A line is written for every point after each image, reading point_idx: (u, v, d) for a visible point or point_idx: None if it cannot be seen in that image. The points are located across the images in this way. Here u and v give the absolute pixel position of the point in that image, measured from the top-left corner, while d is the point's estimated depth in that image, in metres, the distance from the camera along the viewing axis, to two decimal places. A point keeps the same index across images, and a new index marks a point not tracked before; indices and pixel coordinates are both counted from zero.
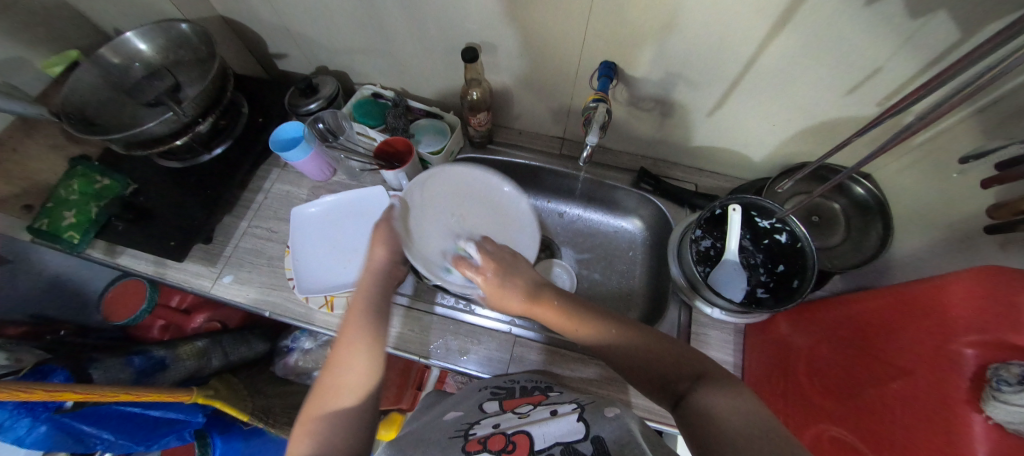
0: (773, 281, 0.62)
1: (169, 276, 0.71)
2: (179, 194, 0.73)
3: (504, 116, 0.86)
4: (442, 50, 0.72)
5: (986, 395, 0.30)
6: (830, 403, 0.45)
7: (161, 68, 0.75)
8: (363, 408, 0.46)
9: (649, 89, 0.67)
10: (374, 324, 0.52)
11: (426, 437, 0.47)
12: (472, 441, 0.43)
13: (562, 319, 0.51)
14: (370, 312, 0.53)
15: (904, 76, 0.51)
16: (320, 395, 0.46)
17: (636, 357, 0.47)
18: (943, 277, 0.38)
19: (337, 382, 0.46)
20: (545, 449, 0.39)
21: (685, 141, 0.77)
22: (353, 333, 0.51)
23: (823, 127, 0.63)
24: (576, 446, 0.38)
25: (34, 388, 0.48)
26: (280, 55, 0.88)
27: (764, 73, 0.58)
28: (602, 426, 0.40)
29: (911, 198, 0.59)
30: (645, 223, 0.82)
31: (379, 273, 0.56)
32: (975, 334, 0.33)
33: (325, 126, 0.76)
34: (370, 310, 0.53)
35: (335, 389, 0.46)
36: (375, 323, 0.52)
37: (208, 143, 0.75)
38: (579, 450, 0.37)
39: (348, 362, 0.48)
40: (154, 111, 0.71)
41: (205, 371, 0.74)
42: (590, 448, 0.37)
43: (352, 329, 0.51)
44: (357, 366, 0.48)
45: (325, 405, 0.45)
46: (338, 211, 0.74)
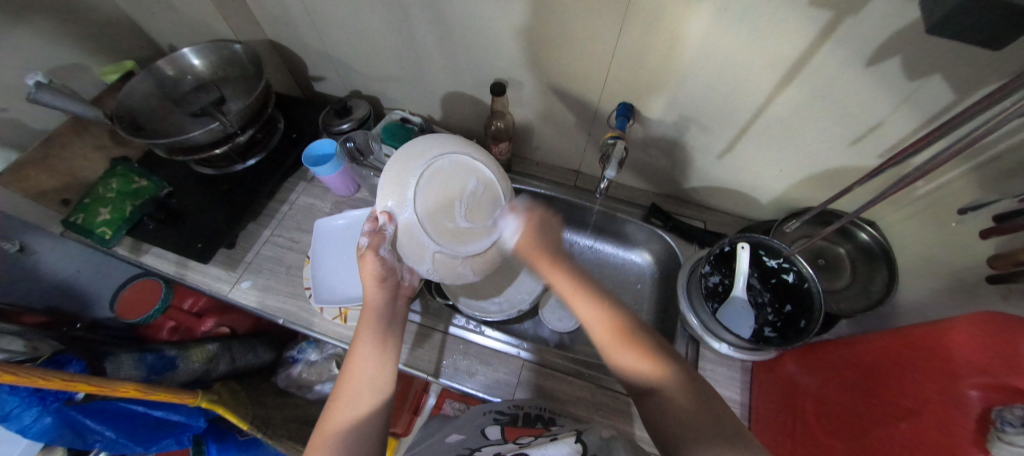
0: (780, 321, 0.63)
1: (189, 277, 0.73)
2: (210, 200, 0.76)
3: (523, 148, 0.90)
4: (471, 83, 0.78)
5: (991, 435, 0.31)
6: (835, 442, 0.45)
7: (209, 82, 0.81)
8: (372, 425, 0.48)
9: (663, 129, 0.72)
10: (381, 337, 0.54)
11: None
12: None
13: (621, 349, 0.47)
14: (381, 326, 0.55)
15: (904, 132, 0.55)
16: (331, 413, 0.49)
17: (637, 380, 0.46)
18: (945, 322, 0.40)
19: (349, 397, 0.49)
20: None
21: (695, 181, 0.81)
22: (360, 351, 0.52)
23: (828, 175, 0.67)
24: None
25: (50, 376, 0.48)
26: (318, 78, 0.95)
27: (771, 122, 0.62)
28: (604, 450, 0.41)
29: (914, 247, 0.61)
30: (654, 257, 0.85)
31: (383, 302, 0.56)
32: (980, 376, 0.34)
33: (354, 145, 0.80)
34: (376, 324, 0.54)
35: (346, 405, 0.48)
36: (387, 338, 0.54)
37: (243, 155, 0.79)
38: None
39: (361, 375, 0.50)
40: (199, 121, 0.76)
41: (211, 375, 0.74)
42: None
43: (360, 351, 0.52)
44: (370, 384, 0.50)
45: (336, 423, 0.47)
46: (359, 226, 0.77)
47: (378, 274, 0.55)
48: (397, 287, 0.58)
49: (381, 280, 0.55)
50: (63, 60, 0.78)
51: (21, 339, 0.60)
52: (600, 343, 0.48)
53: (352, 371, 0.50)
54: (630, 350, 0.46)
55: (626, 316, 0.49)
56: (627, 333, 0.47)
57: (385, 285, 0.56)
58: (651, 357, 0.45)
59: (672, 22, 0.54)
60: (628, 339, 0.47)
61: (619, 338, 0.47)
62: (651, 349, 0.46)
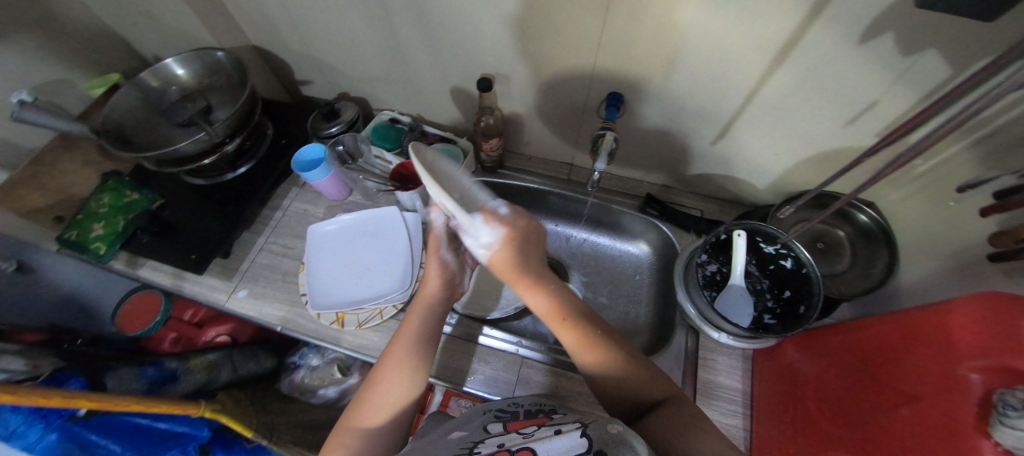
0: (779, 307, 0.62)
1: (186, 288, 0.73)
2: (203, 211, 0.76)
3: (515, 143, 0.89)
4: (458, 79, 0.77)
5: (993, 420, 0.30)
6: (838, 430, 0.44)
7: (195, 92, 0.80)
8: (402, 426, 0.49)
9: (655, 118, 0.71)
10: (428, 341, 0.54)
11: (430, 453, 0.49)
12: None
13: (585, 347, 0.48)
14: (427, 329, 0.54)
15: (900, 110, 0.54)
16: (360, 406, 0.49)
17: (641, 394, 0.46)
18: (945, 303, 0.39)
19: (385, 388, 0.49)
20: None
21: (690, 168, 0.79)
22: (403, 349, 0.52)
23: (825, 157, 0.66)
24: None
25: (51, 395, 0.49)
26: (305, 82, 0.94)
27: (765, 105, 0.61)
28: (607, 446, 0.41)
29: (915, 227, 0.60)
30: (652, 247, 0.84)
31: (437, 298, 0.57)
32: (982, 359, 0.34)
33: (344, 148, 0.80)
34: (423, 327, 0.54)
35: (382, 403, 0.49)
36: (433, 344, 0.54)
37: (233, 163, 0.79)
38: None
39: (399, 374, 0.50)
40: (186, 131, 0.75)
41: (213, 384, 0.74)
42: None
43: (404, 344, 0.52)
44: (410, 380, 0.50)
45: (366, 419, 0.48)
46: (352, 230, 0.77)
47: (442, 271, 0.57)
48: (454, 289, 0.59)
49: (445, 280, 0.57)
50: (48, 75, 0.77)
51: (21, 358, 0.61)
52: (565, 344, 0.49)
53: (394, 359, 0.51)
54: (569, 333, 0.49)
55: (569, 303, 0.50)
56: (586, 333, 0.48)
57: (444, 288, 0.58)
58: (596, 348, 0.48)
59: (656, 7, 0.52)
60: (577, 332, 0.49)
61: (579, 336, 0.48)
62: (593, 335, 0.48)
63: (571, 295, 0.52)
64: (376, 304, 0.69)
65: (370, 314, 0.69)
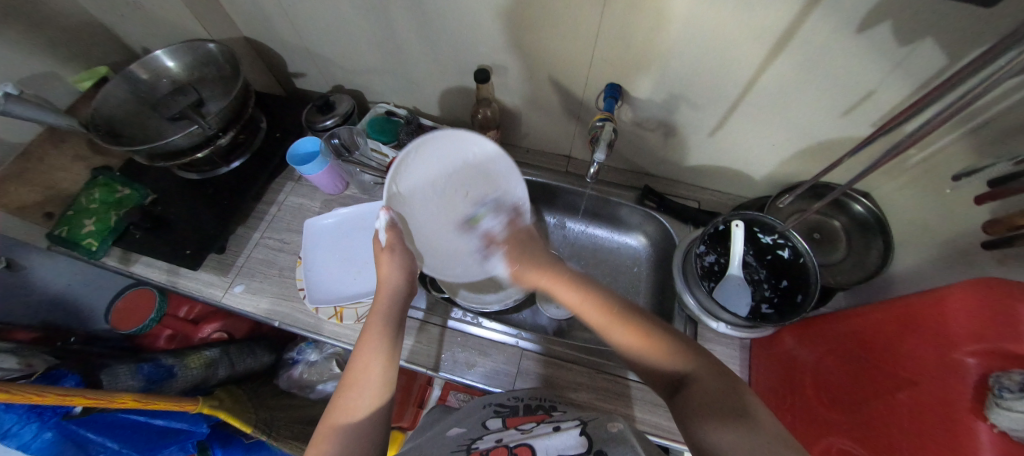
0: (776, 296, 0.63)
1: (182, 284, 0.72)
2: (196, 205, 0.75)
3: (512, 135, 0.89)
4: (455, 71, 0.76)
5: (990, 404, 0.31)
6: (836, 415, 0.45)
7: (186, 84, 0.78)
8: (378, 418, 0.47)
9: (653, 110, 0.71)
10: (391, 331, 0.53)
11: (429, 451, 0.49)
12: (474, 453, 0.46)
13: (629, 337, 0.47)
14: (390, 319, 0.54)
15: (896, 99, 0.54)
16: (336, 404, 0.48)
17: (657, 368, 0.45)
18: (939, 288, 0.40)
19: (355, 390, 0.48)
20: None
21: (688, 160, 0.79)
22: (368, 341, 0.51)
23: (821, 148, 0.66)
24: None
25: (45, 392, 0.48)
26: (298, 74, 0.92)
27: (762, 96, 0.61)
28: (607, 441, 0.41)
29: (909, 216, 0.60)
30: (649, 239, 0.84)
31: (400, 290, 0.56)
32: (978, 343, 0.34)
33: (339, 141, 0.79)
34: (387, 318, 0.54)
35: (357, 394, 0.48)
36: (396, 334, 0.53)
37: (226, 157, 0.78)
38: None
39: (369, 364, 0.49)
40: (178, 124, 0.74)
41: (211, 381, 0.74)
42: None
43: (370, 342, 0.51)
44: (379, 374, 0.49)
45: (342, 414, 0.46)
46: (349, 223, 0.76)
47: (405, 264, 0.56)
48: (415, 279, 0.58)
49: (408, 272, 0.57)
50: (33, 68, 0.75)
51: (14, 357, 0.60)
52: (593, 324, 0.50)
53: (361, 359, 0.50)
54: (620, 329, 0.48)
55: (617, 300, 0.50)
56: (616, 316, 0.49)
57: (406, 274, 0.57)
58: (659, 344, 0.45)
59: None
60: (632, 325, 0.47)
61: (624, 331, 0.47)
62: (646, 327, 0.47)
63: (614, 291, 0.52)
64: (374, 298, 0.68)
65: (368, 308, 0.69)
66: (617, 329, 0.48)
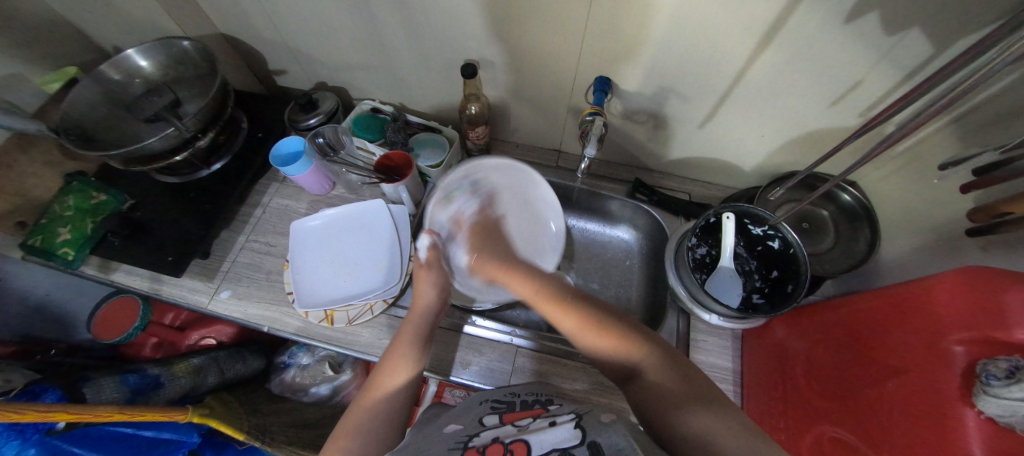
0: (767, 287, 0.63)
1: (165, 292, 0.70)
2: (177, 209, 0.72)
3: (501, 130, 0.87)
4: (441, 65, 0.74)
5: (977, 391, 0.32)
6: (827, 404, 0.46)
7: (160, 84, 0.75)
8: (398, 422, 0.49)
9: (643, 102, 0.70)
10: (418, 346, 0.55)
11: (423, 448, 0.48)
12: (470, 448, 0.45)
13: (589, 331, 0.46)
14: (420, 335, 0.56)
15: (883, 89, 0.54)
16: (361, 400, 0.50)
17: (615, 360, 0.45)
18: (928, 277, 0.40)
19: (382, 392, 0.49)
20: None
21: (678, 152, 0.79)
22: (398, 351, 0.53)
23: (809, 138, 0.66)
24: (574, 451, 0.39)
25: (25, 408, 0.46)
26: (279, 72, 0.89)
27: (751, 88, 0.60)
28: (599, 433, 0.41)
29: (896, 204, 0.61)
30: (641, 233, 0.84)
31: (433, 308, 0.58)
32: (965, 332, 0.34)
33: (324, 140, 0.77)
34: (417, 332, 0.56)
35: (381, 397, 0.49)
36: (423, 350, 0.55)
37: (207, 159, 0.75)
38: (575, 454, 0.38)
39: (397, 373, 0.51)
40: (154, 127, 0.71)
41: (200, 388, 0.72)
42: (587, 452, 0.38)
43: (399, 349, 0.54)
44: (402, 386, 0.51)
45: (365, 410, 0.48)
46: (337, 224, 0.75)
47: (438, 280, 0.59)
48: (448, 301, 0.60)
49: (442, 289, 0.59)
50: None
51: None
52: (566, 330, 0.48)
53: (390, 364, 0.52)
54: (569, 315, 0.48)
55: (558, 286, 0.51)
56: (575, 308, 0.48)
57: (443, 294, 0.59)
58: (622, 341, 0.45)
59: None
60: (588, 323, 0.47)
61: (579, 319, 0.47)
62: (593, 316, 0.47)
63: (553, 278, 0.52)
64: (365, 300, 0.67)
65: (359, 310, 0.68)
66: (566, 317, 0.48)
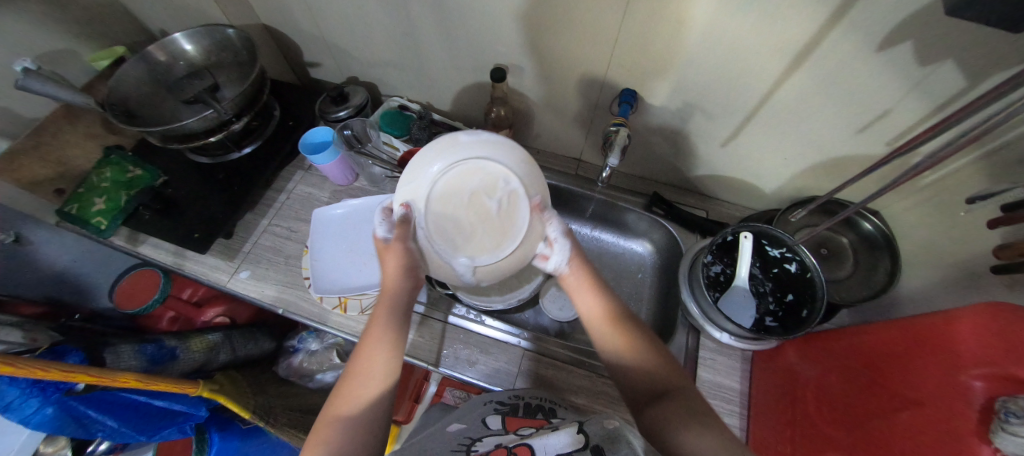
0: (781, 311, 0.63)
1: (187, 267, 0.73)
2: (206, 189, 0.75)
3: (523, 135, 0.89)
4: (471, 68, 0.76)
5: (993, 427, 0.31)
6: (836, 432, 0.45)
7: (202, 68, 0.79)
8: (381, 414, 0.46)
9: (667, 117, 0.71)
10: (396, 328, 0.53)
11: (429, 446, 0.50)
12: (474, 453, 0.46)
13: (628, 343, 0.49)
14: (394, 316, 0.53)
15: (911, 120, 0.54)
16: (340, 393, 0.47)
17: (642, 380, 0.46)
18: (950, 311, 0.39)
19: (363, 376, 0.48)
20: None
21: (698, 169, 0.79)
22: (374, 335, 0.51)
23: (832, 164, 0.66)
24: None
25: (49, 367, 0.49)
26: (313, 64, 0.92)
27: (778, 110, 0.61)
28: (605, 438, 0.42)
29: (918, 237, 0.60)
30: (655, 247, 0.85)
31: (402, 291, 0.55)
32: (985, 367, 0.34)
33: (351, 133, 0.79)
34: (392, 315, 0.53)
35: (362, 382, 0.47)
36: (401, 326, 0.53)
37: (239, 142, 0.78)
38: None
39: (374, 356, 0.49)
40: (193, 108, 0.74)
41: (212, 364, 0.74)
42: None
43: (376, 330, 0.51)
44: (381, 366, 0.49)
45: (346, 402, 0.46)
46: (358, 215, 0.76)
47: (405, 262, 0.55)
48: (419, 279, 0.57)
49: (406, 269, 0.55)
50: (50, 45, 0.75)
51: (19, 331, 0.60)
52: (610, 348, 0.49)
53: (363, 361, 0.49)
54: (616, 331, 0.50)
55: (618, 304, 0.53)
56: (616, 316, 0.51)
57: (410, 275, 0.56)
58: (625, 336, 0.49)
59: (676, 9, 0.52)
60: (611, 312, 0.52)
61: (621, 335, 0.49)
62: (633, 331, 0.50)
63: (617, 297, 0.54)
64: (380, 290, 0.68)
65: (373, 300, 0.69)
66: (620, 330, 0.50)
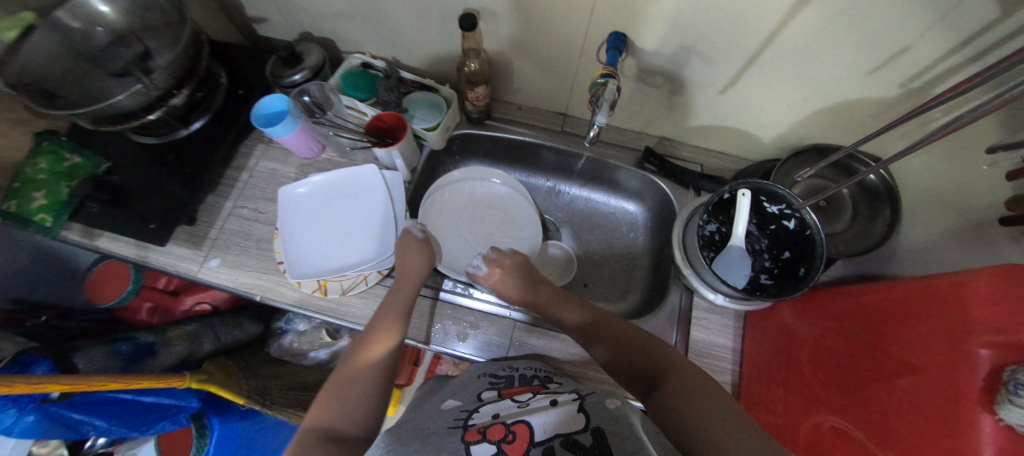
0: (777, 267, 0.61)
1: (152, 259, 0.68)
2: (156, 172, 0.68)
3: (503, 91, 0.80)
4: (437, 15, 0.66)
5: (1001, 397, 0.30)
6: (834, 393, 0.45)
7: (127, 34, 0.68)
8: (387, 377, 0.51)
9: (661, 64, 0.63)
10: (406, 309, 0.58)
11: (425, 425, 0.51)
12: (472, 430, 0.47)
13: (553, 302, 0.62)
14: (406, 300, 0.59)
15: (932, 57, 0.47)
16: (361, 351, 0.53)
17: (636, 363, 0.50)
18: (961, 273, 0.36)
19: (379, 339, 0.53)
20: (545, 441, 0.42)
21: (695, 120, 0.73)
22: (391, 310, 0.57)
23: (839, 109, 0.60)
24: (578, 437, 0.42)
25: (15, 381, 0.46)
26: (259, 19, 0.79)
27: (783, 50, 0.54)
28: (603, 418, 0.44)
29: (924, 186, 0.57)
30: (648, 205, 0.80)
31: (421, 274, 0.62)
32: (995, 335, 0.32)
33: (311, 99, 0.72)
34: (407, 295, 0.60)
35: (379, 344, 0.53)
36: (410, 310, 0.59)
37: (185, 118, 0.69)
38: (579, 441, 0.41)
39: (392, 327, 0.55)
40: (124, 82, 0.65)
41: (198, 354, 0.73)
42: (590, 439, 0.41)
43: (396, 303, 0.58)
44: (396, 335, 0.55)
45: (363, 359, 0.51)
46: (328, 191, 0.70)
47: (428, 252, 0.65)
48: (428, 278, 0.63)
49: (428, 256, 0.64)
50: None
51: None
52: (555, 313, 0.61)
53: (385, 320, 0.56)
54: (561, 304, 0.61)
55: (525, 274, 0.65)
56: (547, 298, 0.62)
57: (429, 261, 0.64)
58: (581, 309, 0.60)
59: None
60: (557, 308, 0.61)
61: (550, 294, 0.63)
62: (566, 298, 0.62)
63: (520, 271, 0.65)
64: (360, 271, 0.65)
65: (353, 280, 0.66)
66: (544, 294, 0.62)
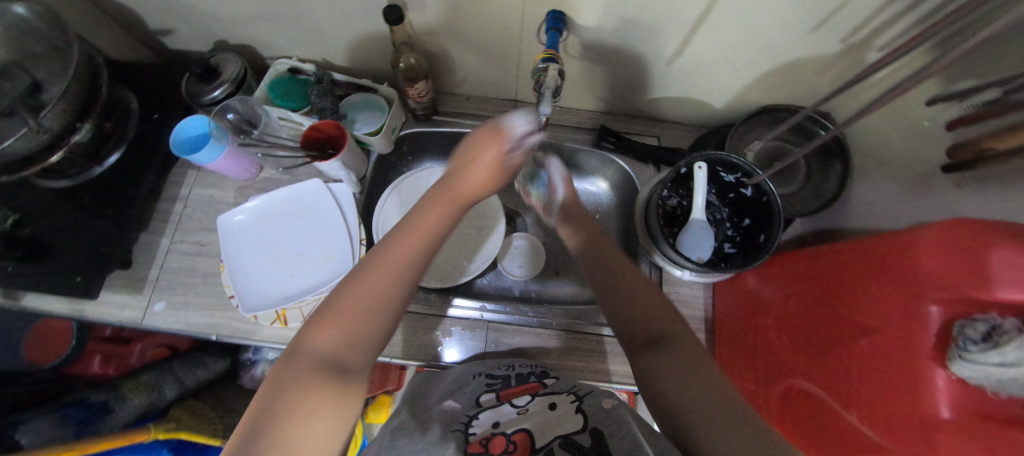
0: (739, 235, 0.60)
1: (87, 312, 0.63)
2: (73, 217, 0.61)
3: (447, 83, 0.75)
4: (359, 10, 0.60)
5: (951, 352, 0.29)
6: (800, 357, 0.46)
7: (8, 66, 0.60)
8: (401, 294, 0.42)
9: (604, 39, 0.60)
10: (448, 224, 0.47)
11: (422, 428, 0.46)
12: (472, 440, 0.43)
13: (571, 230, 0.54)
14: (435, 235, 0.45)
15: (869, 10, 0.46)
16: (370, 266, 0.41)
17: (639, 325, 0.43)
18: (910, 231, 0.36)
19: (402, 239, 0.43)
20: (545, 446, 0.41)
21: (648, 93, 0.71)
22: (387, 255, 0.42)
23: (786, 69, 0.59)
24: (579, 439, 0.41)
25: None
26: (164, 31, 0.70)
27: (724, 17, 0.52)
28: (603, 419, 0.44)
29: (870, 140, 0.57)
30: (611, 184, 0.79)
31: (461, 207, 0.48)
32: (942, 291, 0.31)
33: (236, 116, 0.65)
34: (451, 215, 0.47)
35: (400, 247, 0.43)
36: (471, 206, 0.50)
37: (96, 155, 0.63)
38: (579, 443, 0.41)
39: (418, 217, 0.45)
40: (12, 122, 0.58)
41: (162, 402, 0.69)
42: (589, 441, 0.41)
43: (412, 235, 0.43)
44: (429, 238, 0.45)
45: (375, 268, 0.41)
46: (272, 214, 0.66)
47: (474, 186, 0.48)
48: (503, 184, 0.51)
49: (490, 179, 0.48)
50: None
51: None
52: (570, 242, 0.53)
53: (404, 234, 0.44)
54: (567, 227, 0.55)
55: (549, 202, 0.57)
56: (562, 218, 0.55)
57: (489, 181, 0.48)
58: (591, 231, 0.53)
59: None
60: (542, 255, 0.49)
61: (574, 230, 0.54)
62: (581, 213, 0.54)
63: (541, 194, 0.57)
64: (317, 295, 0.62)
65: (314, 305, 0.62)
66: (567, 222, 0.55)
